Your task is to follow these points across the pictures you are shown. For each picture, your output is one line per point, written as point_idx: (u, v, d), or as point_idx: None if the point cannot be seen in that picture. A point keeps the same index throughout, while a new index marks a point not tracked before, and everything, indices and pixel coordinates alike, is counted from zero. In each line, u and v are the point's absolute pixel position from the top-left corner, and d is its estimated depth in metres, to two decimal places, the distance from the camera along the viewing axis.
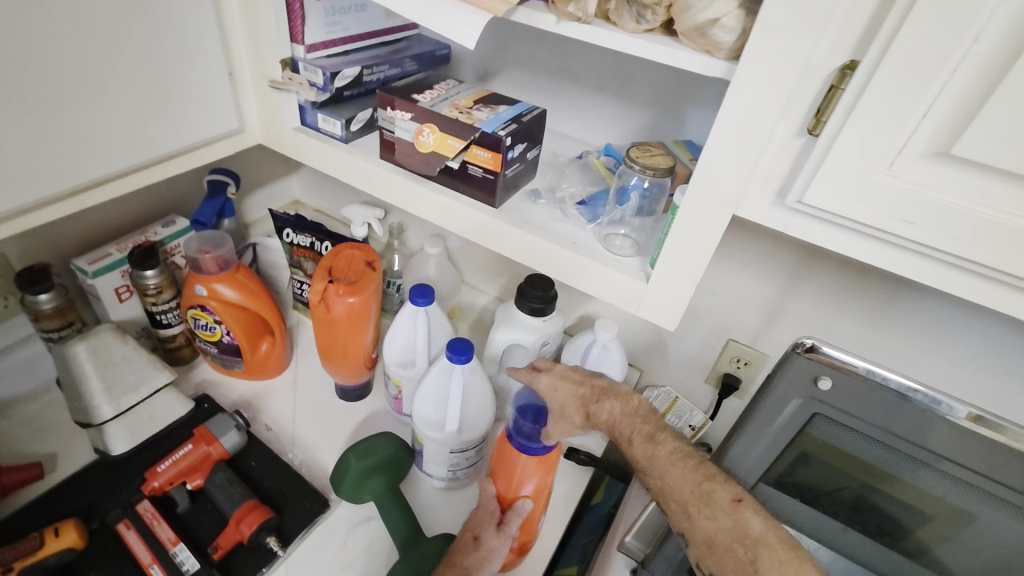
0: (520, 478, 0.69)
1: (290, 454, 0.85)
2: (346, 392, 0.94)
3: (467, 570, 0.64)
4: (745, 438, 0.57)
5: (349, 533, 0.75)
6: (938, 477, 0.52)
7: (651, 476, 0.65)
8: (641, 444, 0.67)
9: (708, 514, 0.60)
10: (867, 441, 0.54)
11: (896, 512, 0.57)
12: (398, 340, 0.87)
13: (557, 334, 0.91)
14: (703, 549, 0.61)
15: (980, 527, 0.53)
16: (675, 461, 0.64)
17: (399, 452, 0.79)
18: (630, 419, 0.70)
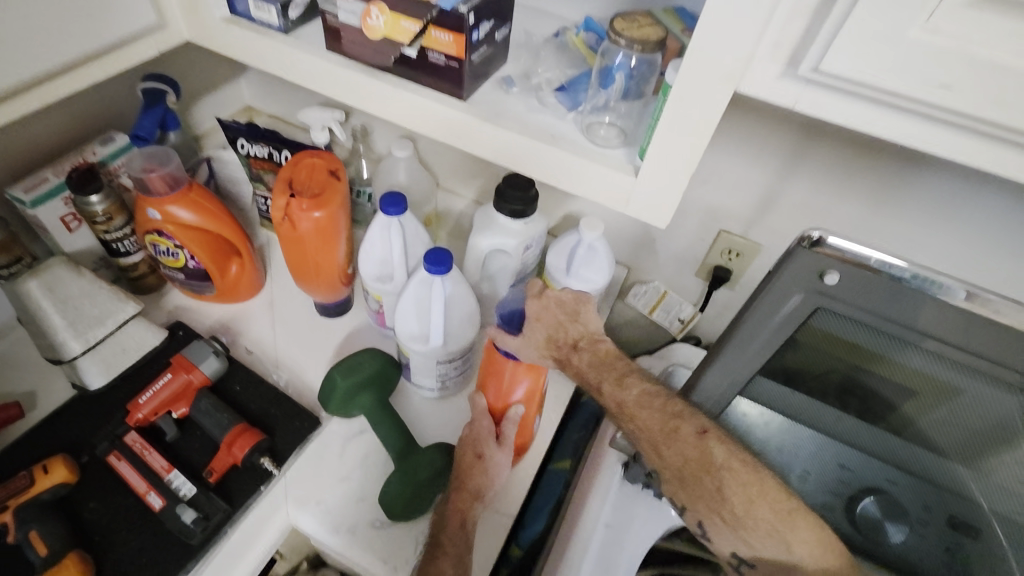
0: (511, 382, 0.69)
1: (274, 376, 0.84)
2: (327, 309, 0.91)
3: (478, 487, 0.67)
4: (740, 336, 0.55)
5: (345, 446, 0.76)
6: (924, 356, 0.51)
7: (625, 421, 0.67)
8: (609, 388, 0.68)
9: (675, 449, 0.64)
10: (862, 329, 0.52)
11: (885, 391, 0.57)
12: (373, 254, 0.82)
13: (540, 237, 0.87)
14: (675, 483, 0.66)
15: (964, 399, 0.53)
16: (643, 403, 0.66)
17: (385, 366, 0.78)
18: (598, 367, 0.69)
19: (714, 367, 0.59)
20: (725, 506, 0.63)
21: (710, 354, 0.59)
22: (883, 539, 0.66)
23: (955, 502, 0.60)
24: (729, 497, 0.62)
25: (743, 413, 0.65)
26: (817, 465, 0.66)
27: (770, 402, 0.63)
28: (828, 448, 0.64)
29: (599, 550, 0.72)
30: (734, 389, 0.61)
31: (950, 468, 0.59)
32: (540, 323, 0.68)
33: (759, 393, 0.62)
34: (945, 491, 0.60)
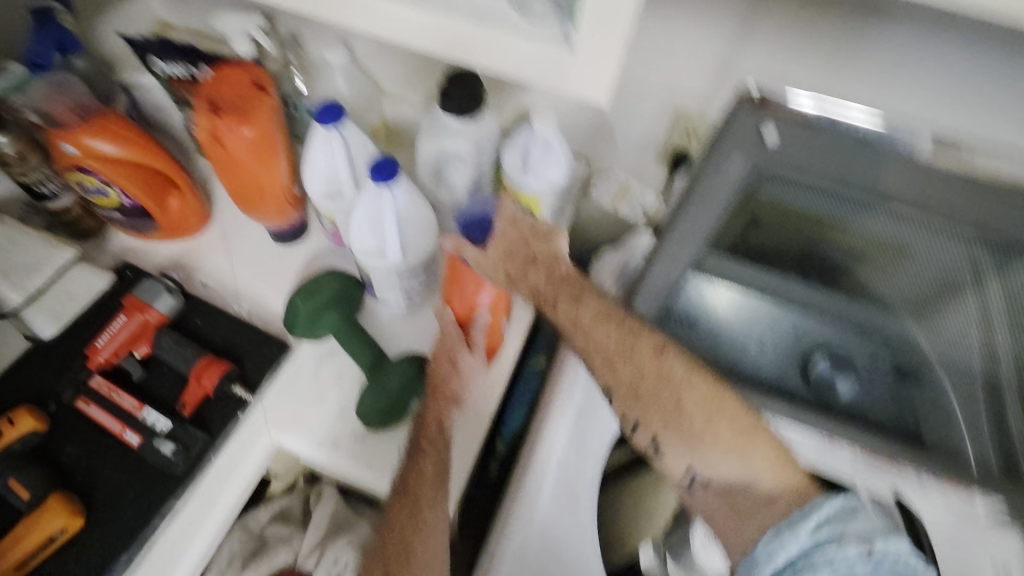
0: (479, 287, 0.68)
1: (236, 307, 0.83)
2: (281, 236, 0.87)
3: (452, 390, 0.68)
4: (695, 212, 0.54)
5: (319, 368, 0.77)
6: (883, 218, 0.51)
7: (577, 337, 0.65)
8: (565, 306, 0.66)
9: (632, 364, 0.63)
10: (819, 196, 0.51)
11: (840, 255, 0.59)
12: (318, 171, 0.78)
13: (493, 136, 0.82)
14: (629, 401, 0.63)
15: (914, 255, 0.55)
16: (599, 319, 0.64)
17: (347, 286, 0.78)
18: (555, 285, 0.67)
19: (668, 248, 0.58)
20: (685, 421, 0.62)
21: (662, 238, 0.58)
22: (832, 396, 0.69)
23: (896, 351, 0.66)
24: (688, 412, 0.61)
25: (701, 288, 0.65)
26: (773, 334, 0.68)
27: (728, 276, 0.62)
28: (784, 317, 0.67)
29: (570, 444, 0.73)
30: (692, 267, 0.60)
31: (894, 324, 0.64)
32: (503, 238, 0.67)
33: (715, 268, 0.62)
34: (890, 346, 0.66)
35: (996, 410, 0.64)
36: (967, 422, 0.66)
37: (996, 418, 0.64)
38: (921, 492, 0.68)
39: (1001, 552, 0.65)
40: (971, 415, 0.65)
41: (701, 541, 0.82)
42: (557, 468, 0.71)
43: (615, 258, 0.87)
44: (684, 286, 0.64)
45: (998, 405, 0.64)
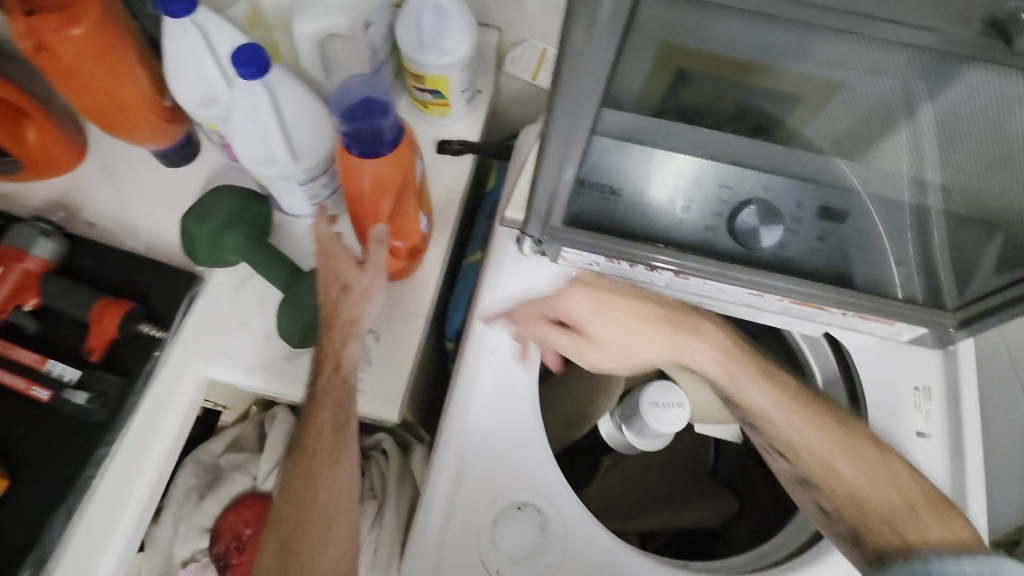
0: (374, 198, 0.61)
1: (132, 243, 0.75)
2: (168, 158, 0.78)
3: (351, 320, 0.63)
4: (574, 75, 0.45)
5: (237, 295, 0.72)
6: (827, 47, 0.45)
7: (748, 398, 0.65)
8: (748, 384, 0.65)
9: (832, 440, 0.62)
10: (746, 25, 0.43)
11: (772, 100, 0.54)
12: (180, 74, 0.67)
13: (381, 8, 0.71)
14: (820, 469, 0.62)
15: (847, 91, 0.51)
16: (801, 411, 0.64)
17: (244, 203, 0.71)
18: (717, 358, 0.66)
19: (560, 110, 0.49)
20: (892, 505, 0.59)
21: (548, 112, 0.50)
22: (755, 250, 0.66)
23: (825, 190, 0.63)
24: (888, 513, 0.59)
25: (615, 148, 0.59)
26: (699, 192, 0.64)
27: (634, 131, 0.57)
28: (709, 169, 0.62)
29: (502, 328, 0.67)
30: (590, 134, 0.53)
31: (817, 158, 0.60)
32: (616, 323, 0.67)
33: (613, 123, 0.55)
34: (818, 183, 0.62)
35: (921, 238, 0.65)
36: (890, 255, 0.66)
37: (920, 244, 0.66)
38: (849, 327, 0.69)
39: (923, 374, 0.69)
40: (897, 247, 0.66)
41: (652, 407, 0.84)
42: (492, 354, 0.66)
43: (534, 130, 0.77)
44: (596, 154, 0.59)
45: (925, 236, 0.65)
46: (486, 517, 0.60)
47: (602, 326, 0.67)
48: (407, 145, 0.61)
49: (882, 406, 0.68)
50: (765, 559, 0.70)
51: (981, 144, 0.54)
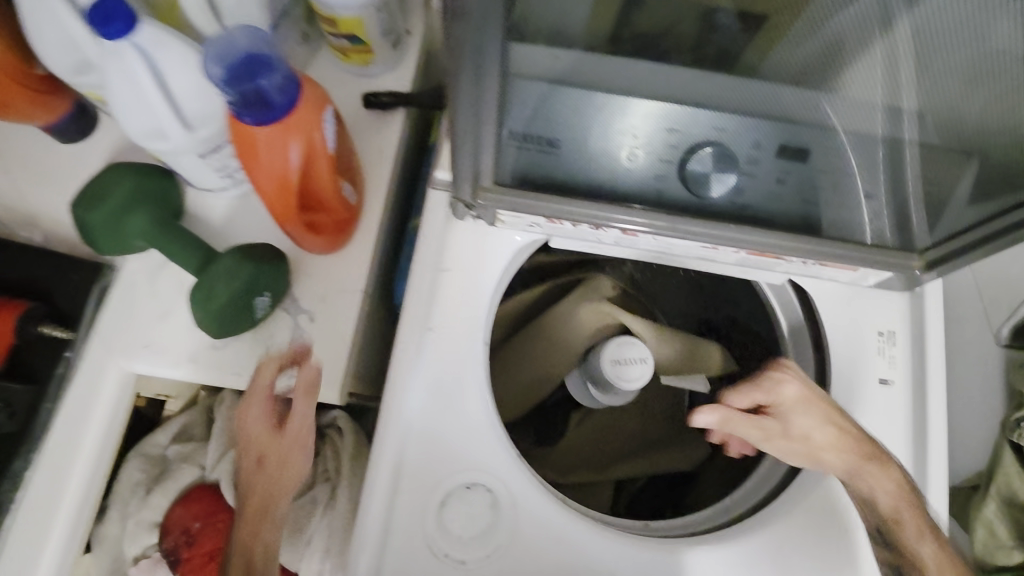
0: (284, 170, 0.54)
1: (31, 232, 0.68)
2: (61, 132, 0.68)
3: (267, 495, 0.58)
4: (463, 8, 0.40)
5: (154, 282, 0.66)
6: None
7: (902, 526, 0.59)
8: (912, 528, 0.59)
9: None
10: None
11: (742, 26, 0.51)
12: (41, 34, 0.57)
13: None
14: None
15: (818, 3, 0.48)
16: (939, 558, 0.58)
17: (144, 181, 0.64)
18: (897, 496, 0.59)
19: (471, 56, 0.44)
20: None
21: (453, 59, 0.45)
22: (708, 199, 0.60)
23: (793, 128, 0.57)
24: None
25: (546, 91, 0.55)
26: (648, 139, 0.58)
27: (559, 73, 0.53)
28: (651, 113, 0.57)
29: (440, 301, 0.62)
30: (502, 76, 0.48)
31: (772, 89, 0.55)
32: (810, 430, 0.61)
33: (529, 63, 0.51)
34: (774, 119, 0.57)
35: (893, 168, 0.61)
36: (862, 191, 0.62)
37: (890, 179, 0.62)
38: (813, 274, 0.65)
39: (889, 319, 0.65)
40: (869, 183, 0.62)
41: (615, 365, 0.81)
42: (430, 330, 0.61)
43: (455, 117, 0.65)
44: (520, 99, 0.54)
45: (897, 164, 0.61)
46: (433, 497, 0.58)
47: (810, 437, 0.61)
48: (313, 105, 0.54)
49: (846, 353, 0.65)
50: (727, 514, 0.68)
51: (960, 62, 0.51)
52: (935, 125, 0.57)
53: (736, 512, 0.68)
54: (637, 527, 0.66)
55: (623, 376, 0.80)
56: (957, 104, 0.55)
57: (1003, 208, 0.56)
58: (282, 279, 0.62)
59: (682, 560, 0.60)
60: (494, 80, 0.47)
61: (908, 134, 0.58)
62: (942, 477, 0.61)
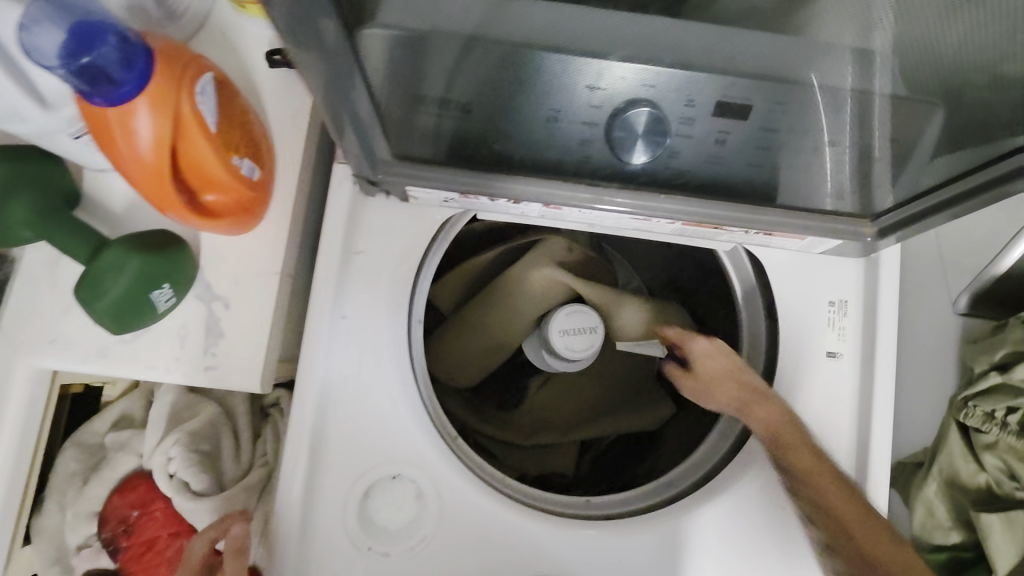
0: (134, 150, 0.48)
1: None
2: None
3: None
4: None
5: (55, 274, 0.62)
6: None
7: (785, 466, 0.56)
8: (801, 462, 0.56)
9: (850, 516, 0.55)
10: None
11: None
12: None
13: None
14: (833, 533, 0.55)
15: None
16: (838, 495, 0.55)
17: (24, 166, 0.58)
18: (781, 431, 0.57)
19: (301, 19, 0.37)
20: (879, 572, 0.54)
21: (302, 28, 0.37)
22: (634, 164, 0.53)
23: (753, 83, 0.48)
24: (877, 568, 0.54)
25: (463, 47, 0.46)
26: (579, 99, 0.50)
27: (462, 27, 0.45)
28: (564, 69, 0.48)
29: (353, 287, 0.58)
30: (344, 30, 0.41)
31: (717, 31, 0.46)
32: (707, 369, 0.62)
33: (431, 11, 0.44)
34: (724, 73, 0.48)
35: (861, 122, 0.51)
36: (824, 146, 0.53)
37: (856, 128, 0.51)
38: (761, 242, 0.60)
39: (841, 289, 0.61)
40: (833, 133, 0.52)
41: (563, 335, 0.74)
42: (344, 319, 0.58)
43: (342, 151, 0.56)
44: (401, 53, 0.46)
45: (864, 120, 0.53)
46: (353, 491, 0.56)
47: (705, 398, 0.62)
48: (165, 71, 0.47)
49: (796, 325, 0.61)
50: (668, 489, 0.66)
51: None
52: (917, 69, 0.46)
53: (677, 487, 0.66)
54: (576, 505, 0.64)
55: (572, 349, 0.75)
56: (935, 42, 0.44)
57: (971, 165, 0.49)
58: (184, 269, 0.58)
59: (614, 544, 0.58)
60: (336, 37, 0.40)
61: (879, 85, 0.48)
62: (885, 458, 0.58)
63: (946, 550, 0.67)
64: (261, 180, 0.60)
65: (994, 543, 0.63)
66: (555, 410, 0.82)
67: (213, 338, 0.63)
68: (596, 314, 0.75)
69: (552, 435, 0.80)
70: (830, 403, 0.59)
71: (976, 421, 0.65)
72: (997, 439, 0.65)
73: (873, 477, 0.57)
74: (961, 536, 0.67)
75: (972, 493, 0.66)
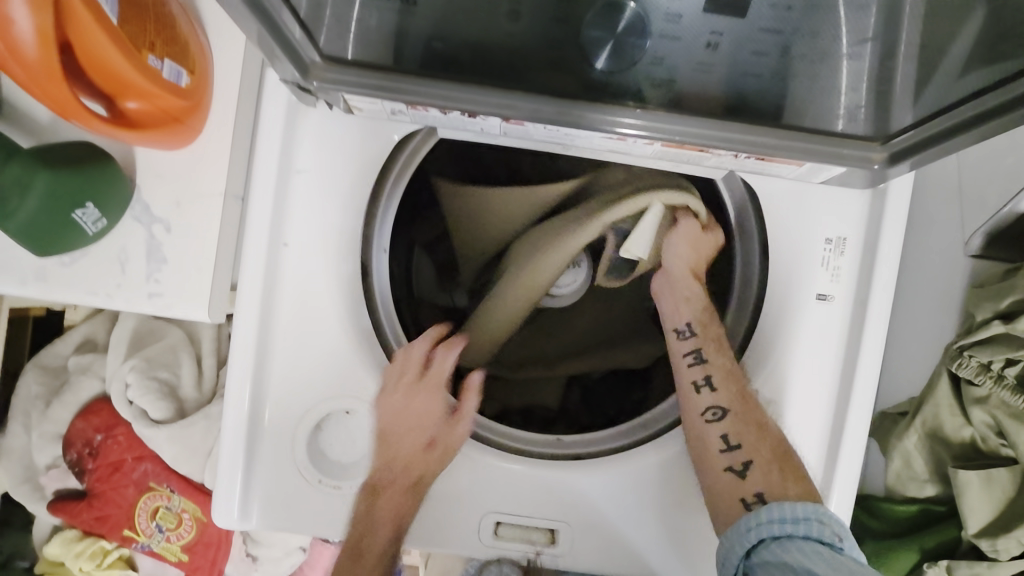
0: (11, 43, 0.41)
1: None
2: None
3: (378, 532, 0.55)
4: None
5: None
6: None
7: (710, 363, 0.56)
8: (720, 354, 0.56)
9: (761, 414, 0.54)
10: None
11: None
12: None
13: None
14: (744, 440, 0.54)
15: None
16: (749, 391, 0.55)
17: None
18: (705, 322, 0.57)
19: None
20: (780, 478, 0.52)
21: None
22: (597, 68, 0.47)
23: None
24: (782, 478, 0.52)
25: None
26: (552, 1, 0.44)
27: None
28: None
29: (292, 211, 0.53)
30: None
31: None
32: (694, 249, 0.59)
33: None
34: None
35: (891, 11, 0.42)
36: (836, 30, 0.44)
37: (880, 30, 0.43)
38: (756, 168, 0.53)
39: (841, 224, 0.54)
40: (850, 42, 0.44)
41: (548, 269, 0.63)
42: (286, 247, 0.53)
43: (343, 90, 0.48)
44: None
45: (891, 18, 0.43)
46: (302, 426, 0.54)
47: (671, 252, 0.59)
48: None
49: (784, 262, 0.55)
50: (642, 430, 0.59)
51: None
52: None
53: (650, 430, 0.59)
54: (545, 443, 0.59)
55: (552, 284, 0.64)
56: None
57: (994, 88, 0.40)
58: (106, 180, 0.52)
59: (575, 486, 0.56)
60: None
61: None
62: (866, 411, 0.54)
63: (917, 503, 0.65)
64: (189, 87, 0.53)
65: (968, 500, 0.60)
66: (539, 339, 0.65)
67: (155, 264, 0.58)
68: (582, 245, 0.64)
69: (537, 367, 0.64)
70: (813, 353, 0.54)
71: (969, 373, 0.60)
72: (989, 393, 0.60)
73: (849, 429, 0.54)
74: (937, 489, 0.65)
75: (955, 448, 0.63)
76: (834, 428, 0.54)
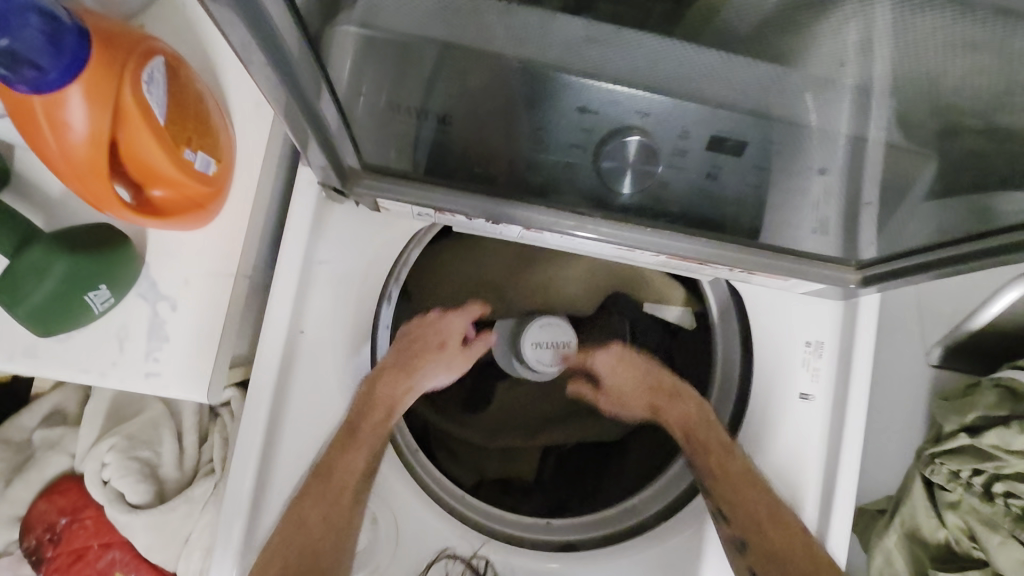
0: (64, 141, 0.43)
1: None
2: None
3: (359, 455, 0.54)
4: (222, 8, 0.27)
5: None
6: None
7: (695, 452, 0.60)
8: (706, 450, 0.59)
9: (760, 495, 0.57)
10: None
11: None
12: None
13: None
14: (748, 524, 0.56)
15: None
16: (750, 476, 0.57)
17: None
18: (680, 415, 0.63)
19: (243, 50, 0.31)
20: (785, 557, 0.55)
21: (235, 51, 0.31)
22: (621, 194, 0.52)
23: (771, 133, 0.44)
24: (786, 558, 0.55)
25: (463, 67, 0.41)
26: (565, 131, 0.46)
27: (436, 32, 0.38)
28: (544, 91, 0.43)
29: (308, 298, 0.54)
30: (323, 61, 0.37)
31: None
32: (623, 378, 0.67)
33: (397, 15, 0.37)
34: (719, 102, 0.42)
35: (855, 167, 0.47)
36: (811, 169, 0.48)
37: (851, 174, 0.48)
38: (744, 278, 0.59)
39: (818, 330, 0.60)
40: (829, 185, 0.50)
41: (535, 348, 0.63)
42: (302, 333, 0.54)
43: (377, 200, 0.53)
44: (376, 55, 0.40)
45: None
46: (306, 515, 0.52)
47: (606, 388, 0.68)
48: (100, 61, 0.43)
49: (769, 362, 0.60)
50: (633, 517, 0.63)
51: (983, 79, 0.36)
52: (907, 112, 0.40)
53: (641, 517, 0.63)
54: (535, 527, 0.62)
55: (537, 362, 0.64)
56: (938, 76, 0.38)
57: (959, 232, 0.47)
58: (119, 265, 0.53)
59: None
60: (300, 48, 0.34)
61: (874, 132, 0.43)
62: (849, 509, 0.57)
63: None
64: (219, 174, 0.54)
65: None
66: (521, 406, 0.73)
67: (155, 341, 0.57)
68: (570, 328, 0.65)
69: (517, 436, 0.71)
70: (799, 451, 0.58)
71: (941, 479, 0.66)
72: (960, 498, 0.65)
73: (834, 528, 0.57)
74: None
75: (932, 549, 0.67)
76: (819, 529, 0.57)
